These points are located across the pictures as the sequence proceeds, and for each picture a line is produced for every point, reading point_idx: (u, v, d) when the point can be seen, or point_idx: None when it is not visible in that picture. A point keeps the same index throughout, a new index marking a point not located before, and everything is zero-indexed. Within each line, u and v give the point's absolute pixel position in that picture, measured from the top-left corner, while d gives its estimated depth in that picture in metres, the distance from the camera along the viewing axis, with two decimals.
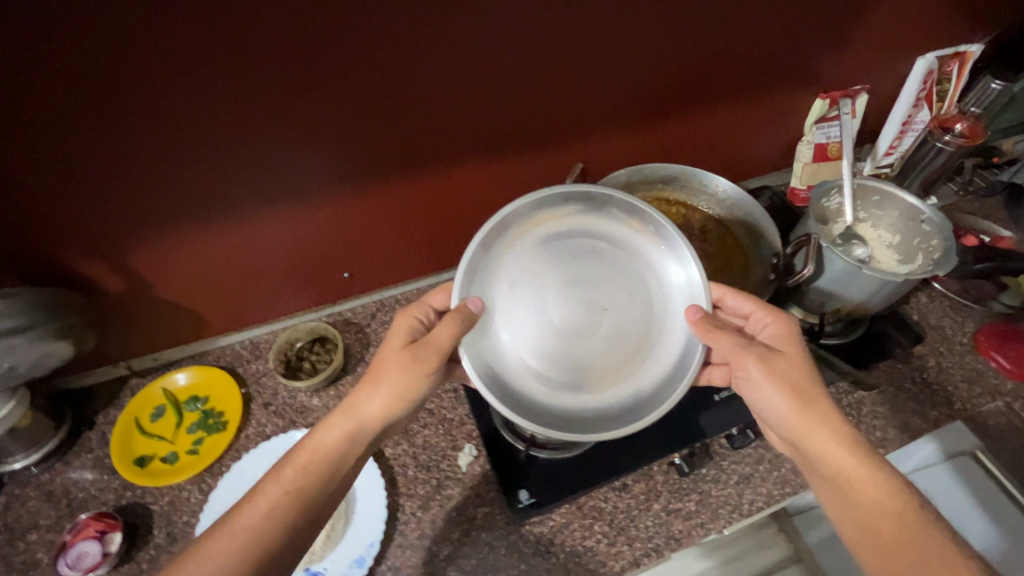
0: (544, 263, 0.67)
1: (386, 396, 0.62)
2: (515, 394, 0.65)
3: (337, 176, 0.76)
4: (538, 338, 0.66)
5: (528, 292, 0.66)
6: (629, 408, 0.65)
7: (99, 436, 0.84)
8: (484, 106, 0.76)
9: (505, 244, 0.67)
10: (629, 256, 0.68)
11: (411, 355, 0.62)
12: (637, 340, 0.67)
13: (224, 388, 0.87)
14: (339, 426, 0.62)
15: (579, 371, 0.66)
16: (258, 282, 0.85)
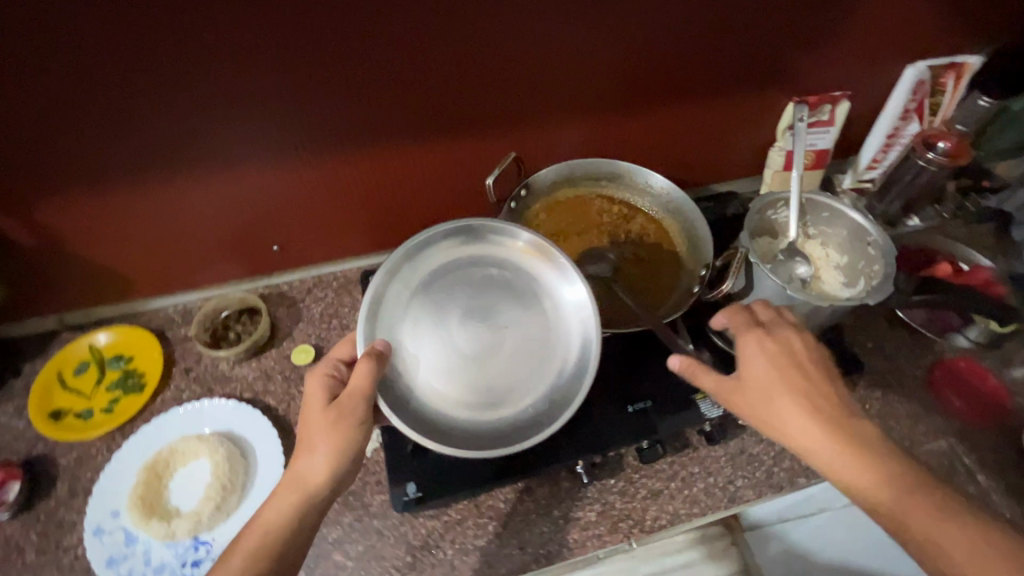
0: (442, 295, 0.70)
1: (326, 456, 0.59)
2: (431, 421, 0.67)
3: (257, 149, 0.74)
4: (447, 366, 0.68)
5: (426, 323, 0.69)
6: (542, 416, 0.68)
7: (22, 385, 0.85)
8: (409, 85, 0.72)
9: (401, 282, 0.70)
10: (522, 278, 0.72)
11: (336, 412, 0.60)
12: (539, 358, 0.70)
13: (149, 350, 0.87)
14: (288, 500, 0.58)
15: (490, 393, 0.69)
16: (185, 246, 0.85)
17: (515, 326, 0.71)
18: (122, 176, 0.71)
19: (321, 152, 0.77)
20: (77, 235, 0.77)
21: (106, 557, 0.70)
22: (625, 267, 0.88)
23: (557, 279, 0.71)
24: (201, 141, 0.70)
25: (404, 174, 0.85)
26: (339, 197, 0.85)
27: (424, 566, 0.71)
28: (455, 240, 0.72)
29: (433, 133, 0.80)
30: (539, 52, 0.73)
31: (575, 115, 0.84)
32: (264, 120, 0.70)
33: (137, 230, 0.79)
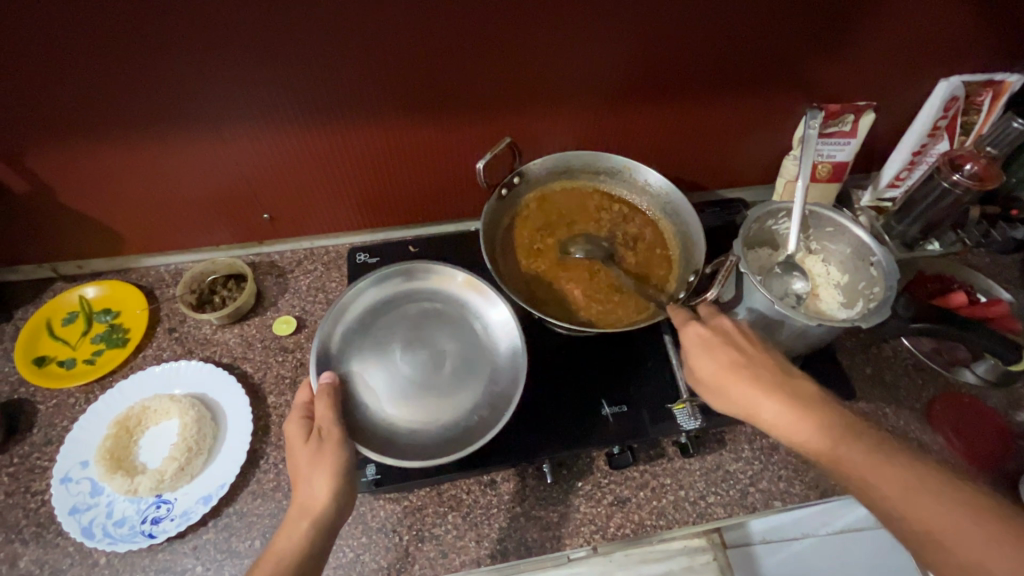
0: (385, 333, 0.79)
1: (323, 478, 0.60)
2: (387, 437, 0.71)
3: (249, 116, 0.73)
4: (396, 390, 0.75)
5: (373, 357, 0.77)
6: (486, 420, 0.74)
7: (12, 329, 0.87)
8: (402, 62, 0.70)
9: (348, 327, 0.79)
10: (452, 308, 0.82)
11: (315, 443, 0.62)
12: (477, 372, 0.78)
13: (136, 307, 0.88)
14: (297, 526, 0.58)
15: (436, 408, 0.75)
16: (175, 207, 0.85)
17: (453, 348, 0.79)
18: (114, 133, 0.71)
19: (313, 124, 0.76)
20: (70, 187, 0.78)
21: (69, 506, 0.70)
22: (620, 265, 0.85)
23: (481, 302, 0.82)
24: (191, 103, 0.70)
25: (398, 153, 0.84)
26: (332, 172, 0.85)
27: (378, 549, 0.71)
28: (394, 282, 0.83)
29: (429, 114, 0.78)
30: (542, 37, 0.70)
31: (577, 105, 0.82)
32: (256, 87, 0.69)
33: (130, 188, 0.80)
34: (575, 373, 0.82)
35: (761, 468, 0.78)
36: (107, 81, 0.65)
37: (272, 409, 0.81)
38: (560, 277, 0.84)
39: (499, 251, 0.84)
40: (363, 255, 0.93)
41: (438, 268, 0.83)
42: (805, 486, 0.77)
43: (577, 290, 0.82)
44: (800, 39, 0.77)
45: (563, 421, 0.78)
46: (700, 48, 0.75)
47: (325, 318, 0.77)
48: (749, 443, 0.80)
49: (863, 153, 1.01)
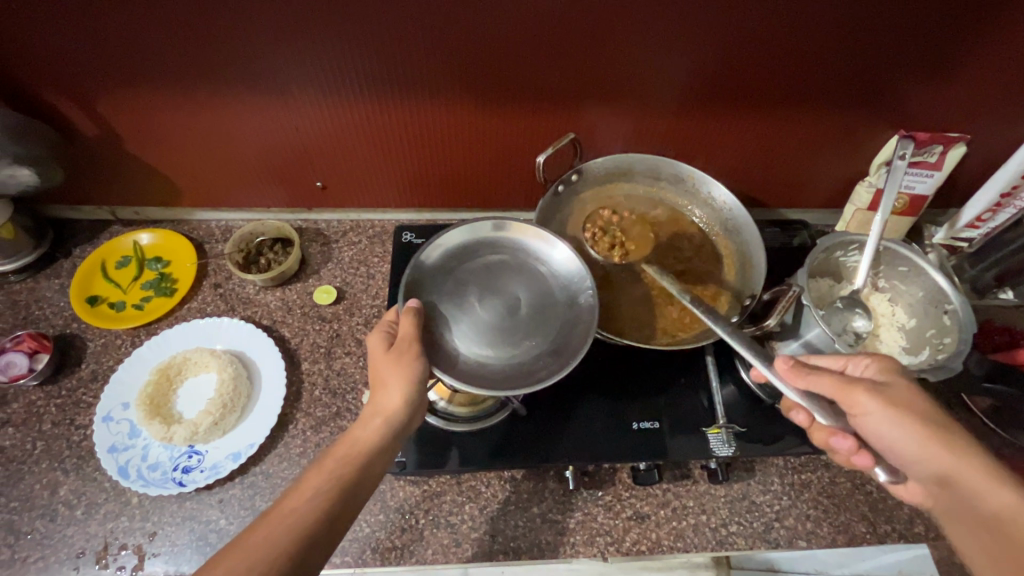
0: (463, 278, 0.77)
1: (400, 383, 0.62)
2: (470, 368, 0.71)
3: (318, 87, 0.73)
4: (473, 332, 0.74)
5: (450, 298, 0.75)
6: (554, 366, 0.71)
7: (70, 266, 0.90)
8: (471, 42, 0.67)
9: (429, 268, 0.77)
10: (533, 259, 0.79)
11: (397, 353, 0.64)
12: (549, 322, 0.75)
13: (185, 258, 0.91)
14: (373, 425, 0.60)
15: (511, 350, 0.73)
16: (233, 165, 0.86)
17: (529, 297, 0.77)
18: (187, 89, 0.72)
19: (379, 101, 0.75)
20: (136, 136, 0.79)
21: (108, 444, 0.73)
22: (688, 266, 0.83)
23: (558, 255, 0.77)
24: (265, 69, 0.70)
25: (459, 138, 0.83)
26: (390, 151, 0.84)
27: (394, 529, 0.71)
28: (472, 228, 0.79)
29: (497, 102, 0.76)
30: (622, 32, 0.67)
31: (646, 108, 0.78)
32: (330, 60, 0.69)
33: (195, 145, 0.81)
34: (607, 381, 0.81)
35: (789, 504, 0.75)
36: (182, 33, 0.64)
37: (305, 376, 0.82)
38: (608, 232, 0.83)
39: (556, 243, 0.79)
40: (409, 235, 0.92)
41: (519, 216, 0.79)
42: (832, 528, 0.74)
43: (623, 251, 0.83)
44: (898, 60, 0.71)
45: (589, 428, 0.76)
46: (787, 59, 0.71)
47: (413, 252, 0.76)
48: (780, 477, 0.77)
49: (941, 188, 0.94)
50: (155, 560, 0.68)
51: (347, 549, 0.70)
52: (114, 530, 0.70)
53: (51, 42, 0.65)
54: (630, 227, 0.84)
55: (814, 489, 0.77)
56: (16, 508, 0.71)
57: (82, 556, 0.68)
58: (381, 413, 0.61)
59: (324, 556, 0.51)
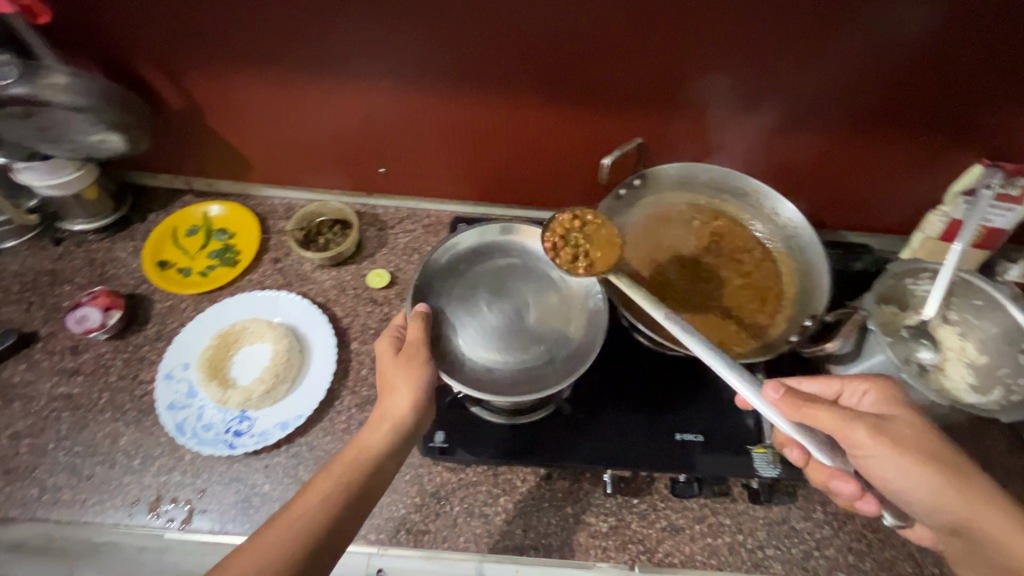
0: (474, 282, 0.80)
1: (407, 388, 0.64)
2: (479, 372, 0.73)
3: (393, 76, 0.75)
4: (483, 336, 0.76)
5: (460, 303, 0.78)
6: (564, 369, 0.73)
7: (144, 230, 0.95)
8: (548, 39, 0.69)
9: (439, 272, 0.80)
10: (542, 265, 0.82)
11: (405, 357, 0.66)
12: (558, 326, 0.77)
13: (249, 231, 0.95)
14: (380, 430, 0.62)
15: (521, 353, 0.75)
16: (302, 146, 0.88)
17: (539, 302, 0.79)
18: (269, 71, 0.75)
19: (449, 93, 0.77)
20: (216, 112, 0.82)
21: (168, 401, 0.77)
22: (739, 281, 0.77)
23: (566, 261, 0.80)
24: (345, 55, 0.73)
25: (522, 136, 0.83)
26: (453, 144, 0.86)
27: (429, 512, 0.72)
28: (484, 232, 0.83)
29: (565, 101, 0.77)
30: (700, 38, 0.67)
31: (715, 117, 0.78)
32: (407, 49, 0.71)
33: (270, 126, 0.85)
34: (652, 389, 0.80)
35: (831, 534, 0.73)
36: (276, 15, 0.68)
37: (354, 355, 0.84)
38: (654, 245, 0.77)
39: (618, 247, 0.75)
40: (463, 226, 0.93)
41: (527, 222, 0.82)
42: (875, 564, 0.71)
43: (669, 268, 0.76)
44: (983, 85, 0.68)
45: (631, 435, 0.76)
46: (867, 76, 0.69)
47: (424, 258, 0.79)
48: (823, 506, 0.75)
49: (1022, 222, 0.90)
50: (203, 516, 0.71)
51: (382, 526, 0.71)
52: (167, 483, 0.73)
53: (155, 17, 0.69)
54: (687, 238, 0.78)
55: (859, 522, 0.74)
56: (80, 452, 0.75)
57: (137, 504, 0.72)
58: (389, 419, 0.63)
59: (335, 555, 0.53)
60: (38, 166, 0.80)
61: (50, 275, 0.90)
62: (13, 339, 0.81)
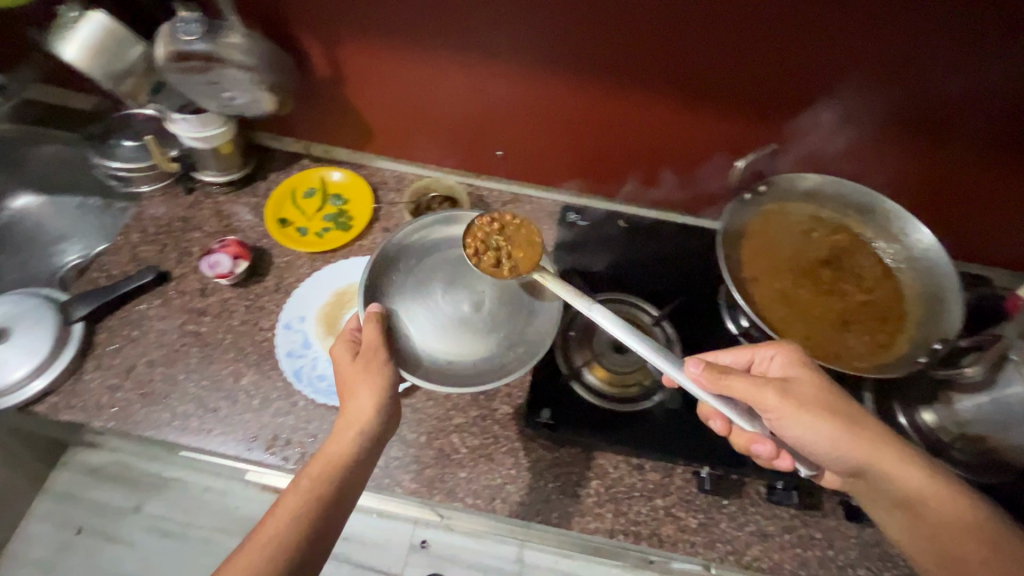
0: (428, 275, 0.82)
1: (370, 391, 0.66)
2: (439, 367, 0.77)
3: (532, 55, 0.77)
4: (437, 328, 0.79)
5: (413, 297, 0.80)
6: (524, 356, 0.78)
7: (266, 188, 1.00)
8: (698, 30, 0.70)
9: (393, 268, 0.82)
10: None
11: (363, 360, 0.68)
12: (515, 314, 0.81)
13: (362, 197, 0.99)
14: (348, 433, 0.64)
15: (477, 341, 0.79)
16: (426, 120, 0.91)
17: (493, 290, 0.82)
18: (414, 42, 0.79)
19: (583, 78, 0.79)
20: (354, 80, 0.85)
21: (287, 349, 0.83)
22: (854, 295, 0.75)
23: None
24: (491, 30, 0.75)
25: (646, 127, 0.84)
26: (574, 131, 0.87)
27: (523, 485, 0.75)
28: (434, 225, 0.85)
29: (698, 93, 0.78)
30: (852, 40, 0.68)
31: (849, 125, 0.77)
32: (552, 28, 0.73)
33: (400, 99, 0.87)
34: None
35: None
36: None
37: None
38: (769, 250, 0.76)
39: (735, 251, 0.75)
40: (573, 215, 0.91)
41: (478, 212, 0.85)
42: None
43: (781, 273, 0.75)
44: None
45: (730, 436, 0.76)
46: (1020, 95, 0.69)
47: (375, 256, 0.81)
48: None
49: None
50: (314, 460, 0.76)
51: (479, 492, 0.74)
52: (282, 426, 0.78)
53: None
54: (802, 247, 0.77)
55: None
56: (207, 386, 0.81)
57: (256, 440, 0.77)
58: (354, 423, 0.64)
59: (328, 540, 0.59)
60: (190, 121, 0.85)
61: (183, 221, 0.96)
62: (152, 276, 0.87)
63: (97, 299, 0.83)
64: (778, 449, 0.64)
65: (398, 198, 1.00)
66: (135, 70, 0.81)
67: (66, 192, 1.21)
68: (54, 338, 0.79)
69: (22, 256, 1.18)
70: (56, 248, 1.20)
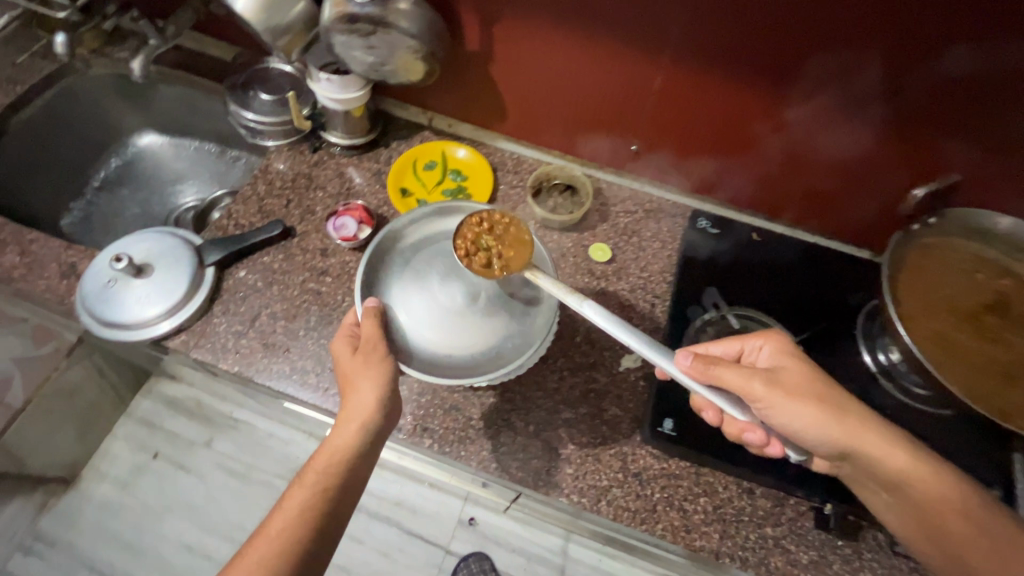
0: (425, 267, 0.80)
1: (371, 386, 0.66)
2: (435, 360, 0.75)
3: (708, 52, 0.73)
4: (432, 320, 0.77)
5: (408, 290, 0.78)
6: (519, 345, 0.76)
7: (387, 155, 1.00)
8: (895, 45, 0.64)
9: (390, 261, 0.81)
10: None
11: (362, 354, 0.68)
12: (508, 304, 0.79)
13: (482, 174, 0.98)
14: (351, 428, 0.65)
15: (472, 333, 0.77)
16: (563, 105, 0.88)
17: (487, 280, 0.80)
18: (584, 25, 0.75)
19: (756, 81, 0.74)
20: (502, 55, 0.84)
21: None
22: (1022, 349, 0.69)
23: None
24: (673, 22, 0.71)
25: (808, 141, 0.78)
26: (724, 136, 0.83)
27: (629, 491, 0.74)
28: (431, 218, 0.84)
29: (881, 113, 0.72)
30: None
31: None
32: (741, 27, 0.68)
33: (546, 81, 0.85)
34: None
35: None
36: None
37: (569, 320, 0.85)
38: (928, 284, 0.71)
39: (894, 282, 0.70)
40: (703, 221, 0.93)
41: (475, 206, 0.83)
42: None
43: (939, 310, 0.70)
44: None
45: None
46: None
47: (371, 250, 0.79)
48: None
49: None
50: (425, 434, 0.76)
51: (584, 491, 0.73)
52: None
53: None
54: (962, 291, 0.72)
55: None
56: (325, 345, 0.82)
57: None
58: (356, 417, 0.65)
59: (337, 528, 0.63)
60: (334, 81, 0.86)
61: (307, 179, 0.97)
62: (280, 231, 0.88)
63: (229, 247, 0.86)
64: (768, 437, 0.67)
65: (517, 181, 0.98)
66: (296, 26, 0.81)
67: (187, 136, 1.24)
68: (190, 281, 0.82)
69: (144, 192, 1.23)
70: (174, 188, 1.25)
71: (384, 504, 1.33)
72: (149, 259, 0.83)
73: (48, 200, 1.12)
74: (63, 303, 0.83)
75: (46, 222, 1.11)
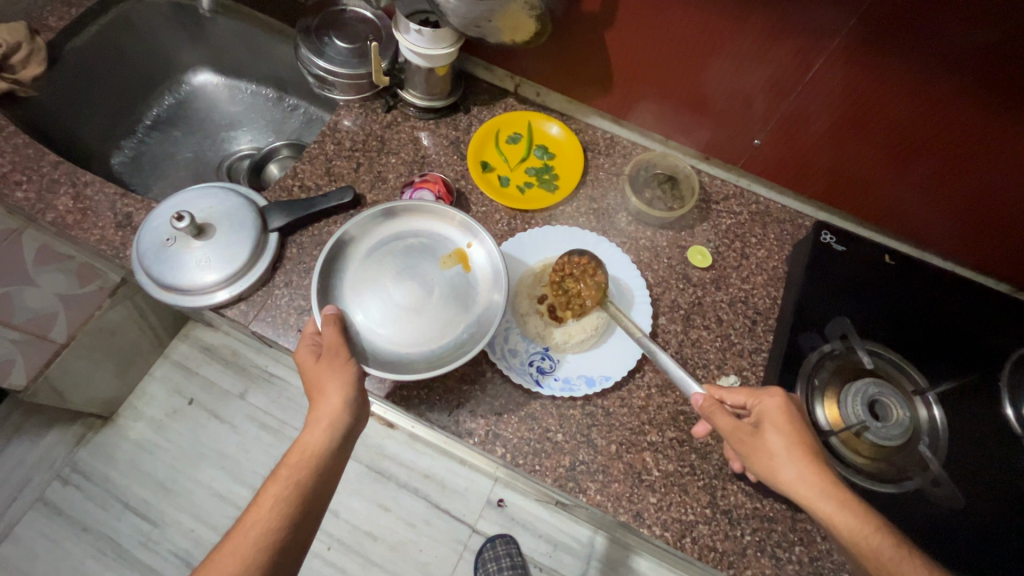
0: (376, 269, 0.74)
1: (338, 389, 0.60)
2: (392, 360, 0.69)
3: (920, 56, 0.60)
4: (386, 320, 0.71)
5: (357, 293, 0.72)
6: (476, 335, 0.71)
7: (467, 122, 0.90)
8: None
9: (341, 264, 0.73)
10: (437, 241, 0.77)
11: (326, 359, 0.62)
12: (462, 298, 0.74)
13: (571, 154, 0.88)
14: (315, 433, 0.59)
15: (427, 329, 0.72)
16: (682, 85, 0.78)
17: (440, 276, 0.75)
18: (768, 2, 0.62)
19: (957, 99, 0.62)
20: (627, 19, 0.73)
21: None
22: None
23: (478, 250, 0.76)
24: (888, 12, 0.58)
25: (982, 170, 0.68)
26: (879, 141, 0.72)
27: (718, 530, 0.67)
28: (381, 221, 0.76)
29: None
30: None
31: None
32: (981, 36, 0.55)
33: (670, 55, 0.74)
34: None
35: None
36: None
37: (660, 331, 0.76)
38: None
39: None
40: (827, 235, 0.79)
41: (427, 205, 0.76)
42: None
43: None
44: None
45: None
46: None
47: (323, 253, 0.72)
48: None
49: None
50: (497, 442, 0.69)
51: (668, 524, 0.66)
52: (465, 398, 0.71)
53: None
54: None
55: None
56: None
57: (437, 404, 0.70)
58: (322, 422, 0.59)
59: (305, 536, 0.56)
60: (424, 34, 0.75)
61: (379, 141, 0.88)
62: (350, 199, 0.80)
63: (296, 212, 0.78)
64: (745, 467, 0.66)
65: (610, 164, 0.88)
66: None
67: (244, 79, 1.16)
68: (253, 247, 0.75)
69: (197, 136, 1.15)
70: (229, 134, 1.17)
71: (414, 474, 1.26)
72: (209, 219, 0.76)
73: (99, 135, 1.05)
74: (117, 257, 0.77)
75: (96, 159, 1.04)
